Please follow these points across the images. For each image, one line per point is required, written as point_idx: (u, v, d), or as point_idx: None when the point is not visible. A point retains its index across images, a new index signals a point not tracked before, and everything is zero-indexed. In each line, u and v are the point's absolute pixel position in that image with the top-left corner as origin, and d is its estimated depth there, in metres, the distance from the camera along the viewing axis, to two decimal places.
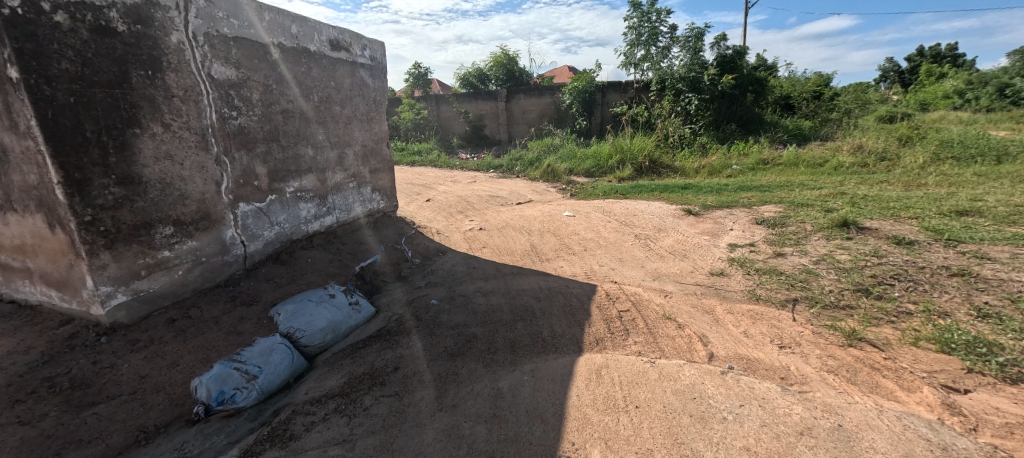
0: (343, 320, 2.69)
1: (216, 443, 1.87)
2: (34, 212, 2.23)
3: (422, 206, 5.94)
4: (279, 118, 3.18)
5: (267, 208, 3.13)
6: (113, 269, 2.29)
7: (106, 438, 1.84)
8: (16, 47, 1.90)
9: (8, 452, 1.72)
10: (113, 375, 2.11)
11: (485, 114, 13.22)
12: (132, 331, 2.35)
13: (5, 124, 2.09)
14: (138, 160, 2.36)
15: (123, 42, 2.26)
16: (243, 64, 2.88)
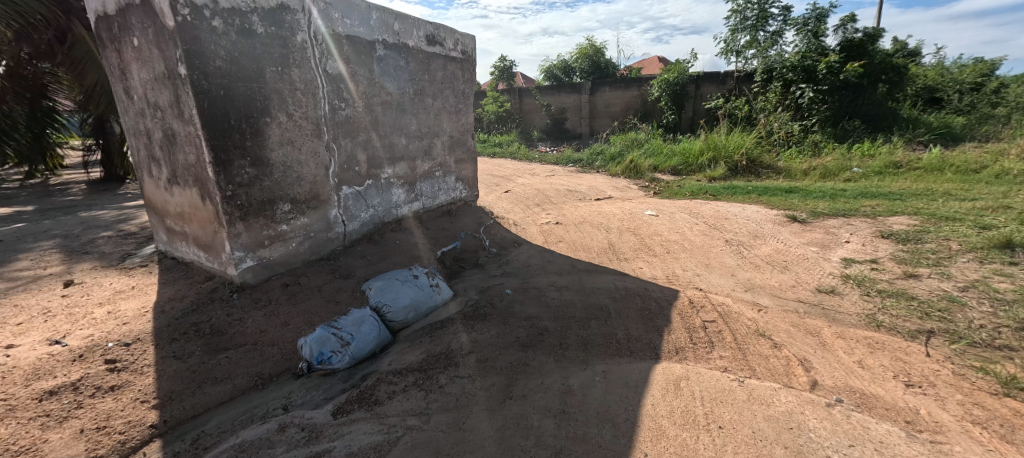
0: (424, 300, 2.85)
1: (315, 397, 2.10)
2: (191, 185, 2.67)
3: (500, 197, 6.06)
4: (379, 109, 3.43)
5: (365, 192, 3.42)
6: (245, 238, 2.67)
7: (234, 380, 2.16)
8: (185, 47, 2.28)
9: (166, 379, 2.09)
10: (241, 327, 2.47)
11: (568, 108, 13.09)
12: (255, 291, 2.72)
13: (174, 112, 2.52)
14: (266, 145, 2.70)
15: (261, 43, 2.60)
16: (352, 59, 3.16)
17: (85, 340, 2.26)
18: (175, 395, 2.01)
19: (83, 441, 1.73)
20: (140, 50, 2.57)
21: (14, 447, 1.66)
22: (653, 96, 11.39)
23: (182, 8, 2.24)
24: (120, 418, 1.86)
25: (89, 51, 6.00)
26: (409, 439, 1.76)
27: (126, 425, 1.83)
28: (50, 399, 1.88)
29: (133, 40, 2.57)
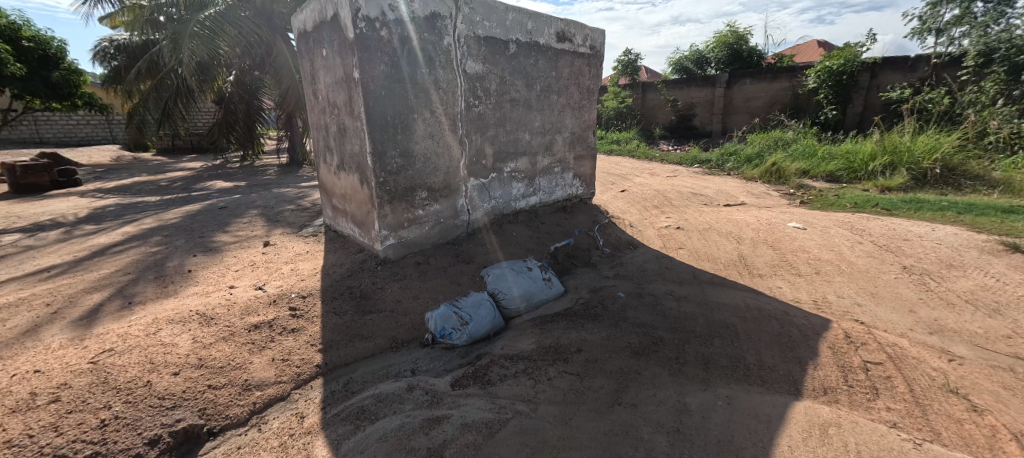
0: (536, 292, 2.93)
1: (437, 367, 2.31)
2: (354, 171, 3.13)
3: (616, 196, 5.85)
4: (508, 106, 3.57)
5: (489, 184, 3.61)
6: (390, 219, 3.03)
7: (375, 340, 2.49)
8: (360, 55, 2.68)
9: (328, 329, 2.50)
10: (381, 295, 2.83)
11: (699, 103, 12.06)
12: (394, 266, 3.08)
13: (348, 110, 2.98)
14: (412, 138, 3.03)
15: (415, 47, 2.92)
16: (488, 59, 3.34)
17: (277, 289, 2.82)
18: (333, 344, 2.40)
19: (273, 368, 2.18)
20: (327, 59, 3.09)
21: (233, 362, 2.16)
22: (809, 88, 9.84)
23: (359, 22, 2.64)
24: (297, 355, 2.29)
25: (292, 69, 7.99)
26: (518, 423, 1.83)
27: (300, 362, 2.25)
28: (255, 331, 2.40)
29: (323, 51, 3.11)
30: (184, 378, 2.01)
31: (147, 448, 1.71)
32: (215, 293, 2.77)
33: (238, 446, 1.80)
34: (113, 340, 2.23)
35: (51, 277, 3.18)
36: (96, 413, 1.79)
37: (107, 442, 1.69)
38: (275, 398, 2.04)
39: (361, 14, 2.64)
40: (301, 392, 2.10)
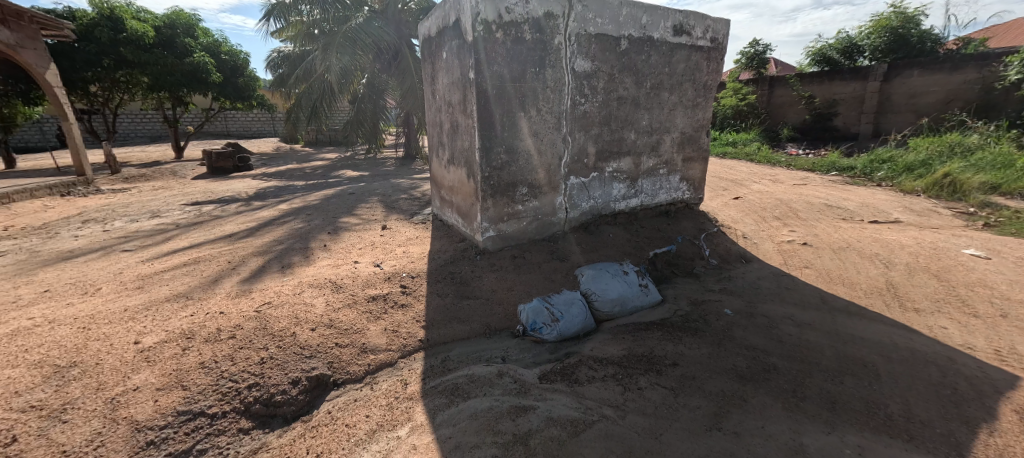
0: (631, 297, 2.85)
1: (526, 358, 2.38)
2: (462, 166, 3.34)
3: (728, 203, 5.38)
4: (615, 104, 3.50)
5: (590, 183, 3.58)
6: (491, 212, 3.19)
7: (471, 324, 2.65)
8: (476, 57, 2.86)
9: (431, 309, 2.72)
10: (478, 283, 2.99)
11: (845, 100, 10.45)
12: (492, 257, 3.23)
13: (461, 108, 3.19)
14: (518, 136, 3.13)
15: (527, 47, 3.01)
16: (598, 57, 3.30)
17: (391, 268, 3.15)
18: (434, 322, 2.61)
19: (385, 337, 2.45)
20: (447, 61, 3.34)
21: (355, 326, 2.48)
22: (1006, 80, 7.94)
23: (478, 26, 2.83)
24: (405, 329, 2.54)
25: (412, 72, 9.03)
26: (604, 427, 1.81)
27: (407, 335, 2.50)
28: (372, 301, 2.71)
29: (444, 55, 3.38)
30: (319, 333, 2.37)
31: (289, 386, 2.05)
32: (344, 265, 3.19)
33: (354, 398, 2.07)
34: (271, 295, 2.71)
35: (229, 241, 3.96)
36: (258, 351, 2.20)
37: (264, 375, 2.07)
38: (385, 363, 2.29)
39: (480, 18, 2.82)
40: (406, 361, 2.33)
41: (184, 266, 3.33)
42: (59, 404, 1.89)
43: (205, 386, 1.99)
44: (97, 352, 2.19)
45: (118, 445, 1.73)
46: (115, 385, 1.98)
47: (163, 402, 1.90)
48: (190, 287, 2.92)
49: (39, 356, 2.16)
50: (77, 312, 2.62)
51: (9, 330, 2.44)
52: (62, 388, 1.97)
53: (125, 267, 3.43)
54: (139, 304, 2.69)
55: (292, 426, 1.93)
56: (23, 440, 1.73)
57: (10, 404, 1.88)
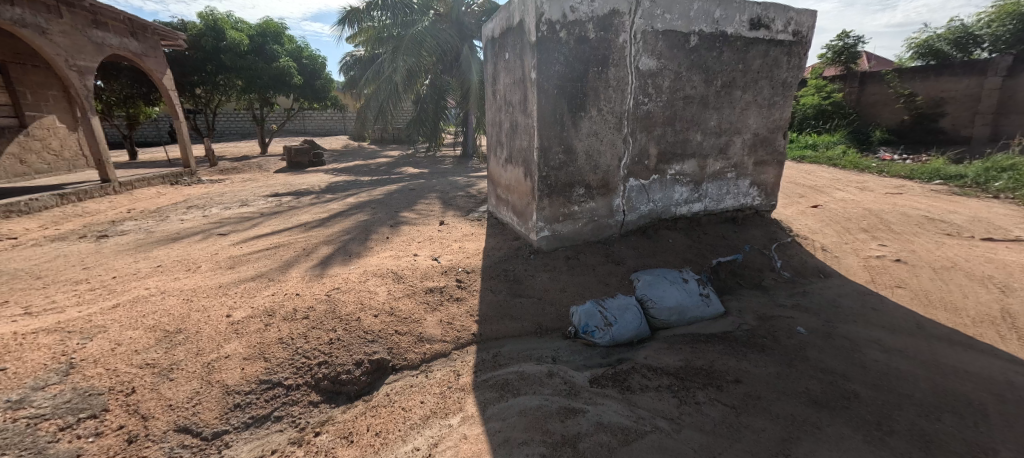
0: (691, 307, 2.71)
1: (577, 360, 2.34)
2: (520, 165, 3.36)
3: (806, 211, 4.97)
4: (681, 103, 3.35)
5: (650, 186, 3.45)
6: (547, 212, 3.17)
7: (522, 322, 2.65)
8: (539, 57, 2.86)
9: (484, 304, 2.76)
10: (531, 282, 2.99)
11: (955, 98, 9.33)
12: (546, 256, 3.22)
13: (522, 108, 3.21)
14: (577, 136, 3.09)
15: (591, 47, 2.96)
16: (665, 54, 3.18)
17: (447, 262, 3.23)
18: (487, 318, 2.64)
19: (441, 328, 2.52)
20: (509, 62, 3.37)
21: (413, 315, 2.57)
22: None
23: (542, 25, 2.82)
24: (459, 322, 2.59)
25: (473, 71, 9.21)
26: (657, 439, 1.74)
27: (461, 328, 2.55)
28: (429, 293, 2.80)
29: (507, 55, 3.41)
30: (381, 320, 2.48)
31: (353, 367, 2.17)
32: (404, 257, 3.32)
33: (411, 384, 2.15)
34: (339, 281, 2.88)
35: (304, 230, 4.27)
36: (327, 332, 2.35)
37: (331, 355, 2.20)
38: (439, 353, 2.35)
39: (544, 18, 2.82)
40: (460, 352, 2.38)
41: (264, 251, 3.64)
42: (168, 364, 2.13)
43: (282, 360, 2.16)
44: (197, 322, 2.45)
45: (211, 404, 1.93)
46: (211, 352, 2.21)
47: (247, 371, 2.09)
48: (269, 270, 3.18)
49: (153, 322, 2.45)
50: (182, 285, 2.95)
51: (130, 298, 2.79)
52: (170, 350, 2.22)
53: (218, 249, 3.81)
54: (229, 282, 2.97)
55: (355, 403, 2.05)
56: (140, 391, 1.98)
57: (131, 360, 2.14)
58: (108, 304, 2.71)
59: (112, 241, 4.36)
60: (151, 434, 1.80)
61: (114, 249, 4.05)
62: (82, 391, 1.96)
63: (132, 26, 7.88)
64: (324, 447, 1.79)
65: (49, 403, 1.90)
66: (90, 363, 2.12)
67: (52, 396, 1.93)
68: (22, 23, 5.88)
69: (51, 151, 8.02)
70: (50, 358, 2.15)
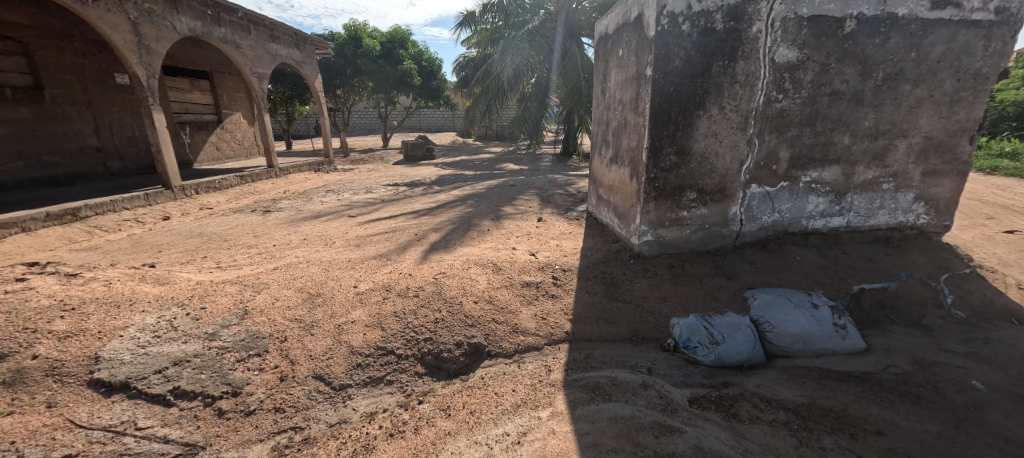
0: (820, 337, 2.32)
1: (674, 376, 2.14)
2: (626, 166, 3.20)
3: (996, 237, 3.96)
4: (824, 101, 2.90)
5: (776, 194, 3.05)
6: (651, 216, 2.98)
7: (616, 329, 2.51)
8: (656, 52, 2.69)
9: (578, 305, 2.67)
10: (629, 287, 2.82)
11: None
12: (647, 262, 3.02)
13: (633, 107, 3.05)
14: (693, 136, 2.85)
15: (717, 39, 2.70)
16: (809, 44, 2.77)
17: (545, 258, 3.21)
18: (580, 318, 2.56)
19: (535, 322, 2.51)
20: (622, 58, 3.23)
21: (510, 306, 2.60)
22: None
23: (662, 18, 2.65)
24: (553, 318, 2.55)
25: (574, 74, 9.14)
26: None
27: (554, 324, 2.51)
28: (526, 287, 2.80)
29: (620, 52, 3.27)
30: (480, 306, 2.56)
31: (454, 347, 2.30)
32: (503, 250, 3.38)
33: (504, 371, 2.22)
34: (445, 266, 3.03)
35: (415, 217, 4.60)
36: (433, 312, 2.49)
37: (435, 333, 2.35)
38: (532, 346, 2.37)
39: (666, 11, 2.64)
40: (553, 348, 2.37)
41: (382, 233, 3.99)
42: (311, 320, 2.43)
43: (395, 331, 2.35)
44: (334, 288, 2.76)
45: (340, 359, 2.19)
46: (341, 316, 2.47)
47: (368, 336, 2.32)
48: (385, 250, 3.47)
49: (301, 284, 2.82)
50: (321, 257, 3.36)
51: (285, 262, 3.27)
52: (313, 309, 2.53)
53: (346, 228, 4.28)
54: (356, 258, 3.31)
55: (453, 381, 2.18)
56: (291, 339, 2.30)
57: (286, 313, 2.49)
58: (267, 266, 3.20)
59: (274, 215, 5.18)
60: (296, 376, 2.10)
61: (273, 221, 4.80)
62: (253, 332, 2.33)
63: (297, 38, 9.28)
64: (425, 415, 1.95)
65: (231, 339, 2.28)
66: (258, 311, 2.50)
67: (234, 334, 2.31)
68: (225, 40, 7.28)
69: (236, 141, 9.78)
70: (234, 303, 2.56)
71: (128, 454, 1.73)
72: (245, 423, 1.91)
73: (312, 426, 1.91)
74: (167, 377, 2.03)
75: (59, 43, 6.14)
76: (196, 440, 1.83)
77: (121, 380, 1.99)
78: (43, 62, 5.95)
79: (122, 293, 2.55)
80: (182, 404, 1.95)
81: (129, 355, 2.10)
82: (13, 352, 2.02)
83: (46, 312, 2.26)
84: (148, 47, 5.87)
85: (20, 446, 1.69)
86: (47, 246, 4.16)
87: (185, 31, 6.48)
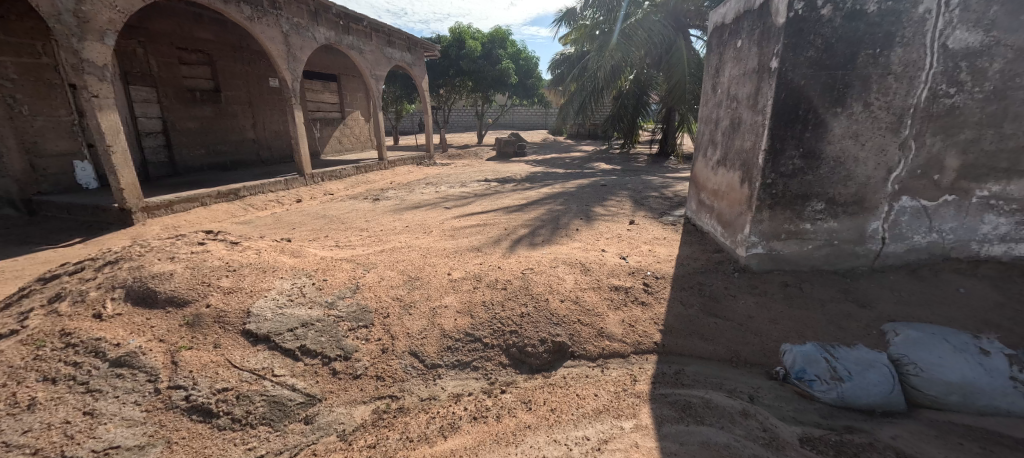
0: (989, 391, 1.85)
1: (782, 409, 1.86)
2: (736, 169, 2.89)
3: None
4: (1017, 95, 2.31)
5: (934, 209, 2.53)
6: (764, 226, 2.64)
7: (713, 348, 2.26)
8: (786, 41, 2.37)
9: (671, 316, 2.45)
10: (732, 304, 2.52)
11: None
12: (754, 278, 2.69)
13: (750, 103, 2.73)
14: (826, 137, 2.47)
15: (867, 23, 2.30)
16: (999, 24, 2.23)
17: (637, 262, 3.02)
18: (673, 330, 2.36)
19: (622, 328, 2.37)
20: (741, 50, 2.91)
21: (596, 309, 2.49)
22: None
23: (797, 3, 2.32)
24: (641, 327, 2.39)
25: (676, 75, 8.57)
26: None
27: (642, 334, 2.34)
28: (614, 291, 2.65)
29: (738, 42, 2.95)
30: (566, 306, 2.48)
31: (538, 343, 2.27)
32: (592, 251, 3.26)
33: (586, 374, 2.13)
34: (532, 263, 3.00)
35: (505, 212, 4.66)
36: (519, 306, 2.47)
37: (521, 327, 2.34)
38: (618, 353, 2.23)
39: None
40: (639, 358, 2.21)
41: (474, 226, 4.09)
42: (410, 300, 2.57)
43: (484, 320, 2.38)
44: (431, 273, 2.89)
45: (432, 340, 2.28)
46: (436, 299, 2.57)
47: (458, 322, 2.37)
48: (475, 243, 3.55)
49: (402, 267, 2.99)
50: (419, 244, 3.55)
51: (389, 246, 3.51)
52: (412, 290, 2.67)
53: (441, 219, 4.48)
54: (450, 247, 3.43)
55: (536, 375, 2.15)
56: (393, 316, 2.45)
57: (389, 292, 2.66)
58: (375, 249, 3.46)
59: (382, 203, 5.63)
60: (395, 350, 2.23)
61: (381, 209, 5.22)
62: (363, 306, 2.51)
63: (409, 42, 9.98)
64: (508, 406, 1.95)
65: (347, 309, 2.48)
66: (367, 287, 2.71)
67: (348, 305, 2.52)
68: (352, 47, 8.07)
69: (355, 136, 10.84)
70: (349, 278, 2.80)
71: (267, 395, 1.96)
72: (352, 385, 2.07)
73: (407, 397, 2.01)
74: (297, 335, 2.27)
75: (234, 54, 7.35)
76: (314, 393, 2.02)
77: (264, 332, 2.25)
78: (222, 71, 7.14)
79: (268, 260, 2.89)
80: (306, 360, 2.16)
81: (270, 313, 2.38)
82: (195, 300, 2.39)
83: (217, 270, 2.63)
84: (294, 54, 6.73)
85: (195, 375, 2.01)
86: (218, 218, 5.01)
87: (323, 41, 7.33)
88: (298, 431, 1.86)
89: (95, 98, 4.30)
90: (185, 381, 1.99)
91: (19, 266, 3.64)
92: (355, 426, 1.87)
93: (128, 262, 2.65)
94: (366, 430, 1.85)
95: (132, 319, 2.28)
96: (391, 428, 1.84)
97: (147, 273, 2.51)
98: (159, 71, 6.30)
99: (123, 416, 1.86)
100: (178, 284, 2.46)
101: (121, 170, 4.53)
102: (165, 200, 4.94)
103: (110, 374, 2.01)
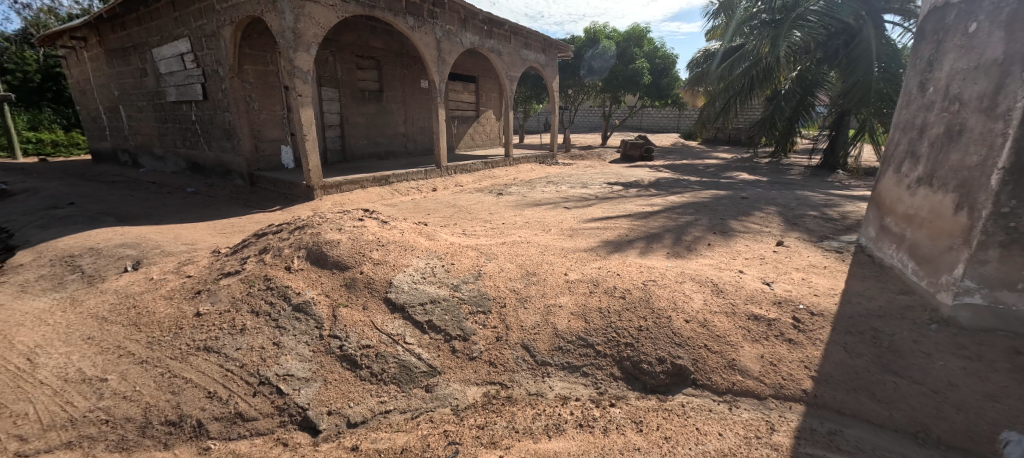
0: None
1: None
2: (948, 190, 2.26)
3: None
4: None
5: None
6: (990, 269, 2.04)
7: (892, 411, 1.78)
8: None
9: (833, 364, 2.00)
10: (927, 363, 1.96)
11: None
12: (961, 335, 2.06)
13: (982, 105, 2.12)
14: None
15: None
16: None
17: (788, 291, 2.54)
18: (833, 380, 1.92)
19: (760, 365, 2.02)
20: (973, 36, 2.26)
21: (728, 337, 2.16)
22: None
23: None
24: (786, 367, 2.00)
25: (864, 76, 7.11)
26: None
27: (788, 376, 1.96)
28: (754, 321, 2.27)
29: (970, 26, 2.29)
30: (691, 327, 2.21)
31: (655, 361, 2.06)
32: (727, 271, 2.87)
33: (708, 408, 1.86)
34: (655, 275, 2.75)
35: (628, 218, 4.39)
36: (638, 319, 2.28)
37: (637, 341, 2.15)
38: (752, 392, 1.91)
39: None
40: (781, 405, 1.86)
41: (593, 229, 3.95)
42: (525, 295, 2.56)
43: (598, 326, 2.26)
44: (547, 271, 2.84)
45: (545, 338, 2.23)
46: (550, 298, 2.52)
47: (572, 324, 2.28)
48: (592, 246, 3.41)
49: (520, 262, 3.00)
50: (536, 241, 3.54)
51: (509, 240, 3.57)
52: (528, 285, 2.66)
53: (560, 219, 4.42)
54: (567, 248, 3.36)
55: (649, 396, 1.96)
56: (508, 307, 2.46)
57: (506, 283, 2.69)
58: (496, 241, 3.54)
59: (505, 197, 5.82)
60: (508, 340, 2.24)
61: (504, 203, 5.40)
62: (482, 292, 2.58)
63: (545, 44, 10.12)
64: (616, 421, 1.80)
65: (468, 293, 2.57)
66: (487, 276, 2.77)
67: (470, 290, 2.61)
68: (493, 49, 8.48)
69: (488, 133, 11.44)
70: (472, 266, 2.90)
71: (399, 359, 2.13)
72: (467, 365, 2.13)
73: (516, 388, 2.00)
74: (425, 311, 2.41)
75: (399, 56, 8.31)
76: (434, 366, 2.13)
77: (401, 302, 2.45)
78: (388, 73, 8.13)
79: (408, 239, 3.15)
80: (431, 334, 2.29)
81: (407, 286, 2.58)
82: (353, 266, 2.71)
83: (370, 243, 2.94)
84: (445, 58, 7.32)
85: (348, 329, 2.28)
86: (372, 199, 5.72)
87: (469, 45, 7.83)
88: (419, 396, 1.98)
89: (299, 97, 5.25)
90: (340, 332, 2.27)
91: (241, 222, 4.63)
92: (467, 404, 1.92)
93: (310, 229, 3.12)
94: (476, 410, 1.88)
95: (309, 274, 2.69)
96: (499, 415, 1.85)
97: (321, 239, 2.92)
98: (342, 74, 7.42)
99: (297, 351, 2.19)
100: (342, 252, 2.81)
101: (310, 156, 5.43)
102: (338, 181, 5.80)
103: (292, 316, 2.39)
